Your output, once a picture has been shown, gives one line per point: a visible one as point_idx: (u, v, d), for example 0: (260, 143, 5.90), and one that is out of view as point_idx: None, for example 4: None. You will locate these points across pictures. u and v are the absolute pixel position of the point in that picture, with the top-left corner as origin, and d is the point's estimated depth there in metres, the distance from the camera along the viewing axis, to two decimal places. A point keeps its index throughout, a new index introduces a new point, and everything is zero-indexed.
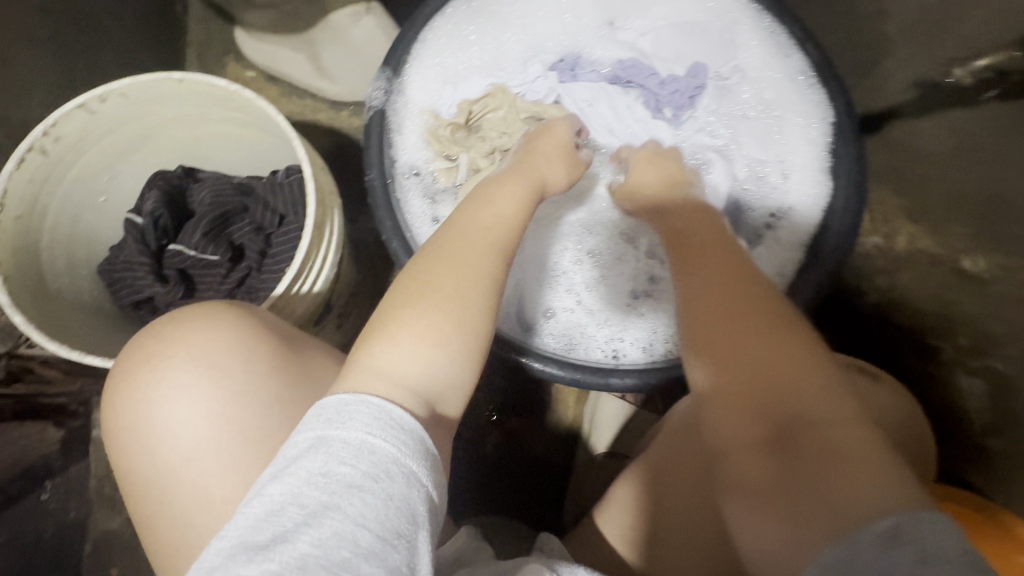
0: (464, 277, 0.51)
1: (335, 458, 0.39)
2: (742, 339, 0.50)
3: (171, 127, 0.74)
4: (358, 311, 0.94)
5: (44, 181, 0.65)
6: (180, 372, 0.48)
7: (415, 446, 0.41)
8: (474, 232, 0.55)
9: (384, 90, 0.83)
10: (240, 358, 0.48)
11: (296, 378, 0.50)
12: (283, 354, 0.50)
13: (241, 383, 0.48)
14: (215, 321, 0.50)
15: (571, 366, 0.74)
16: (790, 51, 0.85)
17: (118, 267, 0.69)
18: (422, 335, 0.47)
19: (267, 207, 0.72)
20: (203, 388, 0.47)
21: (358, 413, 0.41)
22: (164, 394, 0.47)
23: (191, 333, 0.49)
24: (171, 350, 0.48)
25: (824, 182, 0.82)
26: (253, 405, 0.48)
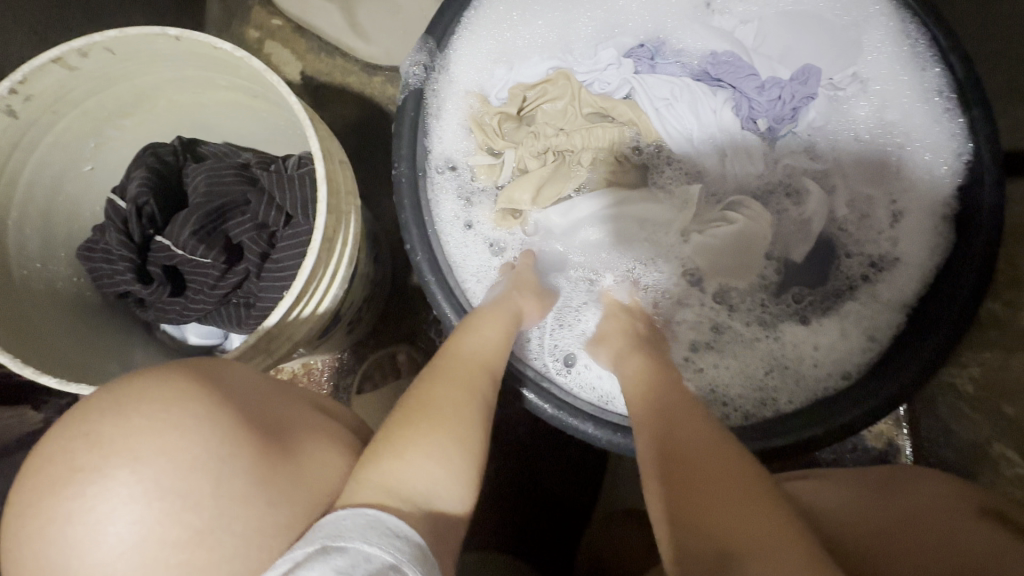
0: (464, 401, 0.52)
1: (333, 566, 0.34)
2: (675, 461, 0.45)
3: (169, 88, 0.62)
4: (371, 312, 0.84)
5: (12, 147, 0.55)
6: (121, 504, 0.36)
7: (415, 553, 0.38)
8: (466, 359, 0.56)
9: (425, 65, 0.69)
10: (207, 479, 0.38)
11: (277, 490, 0.41)
12: (261, 466, 0.41)
13: (209, 515, 0.38)
14: (173, 430, 0.39)
15: (609, 426, 0.61)
16: (928, 62, 0.65)
17: (96, 255, 0.59)
18: (430, 453, 0.47)
19: (272, 202, 0.59)
20: (156, 525, 0.37)
21: (352, 521, 0.38)
22: (98, 537, 0.36)
23: (140, 449, 0.37)
24: (113, 473, 0.37)
25: (947, 234, 0.65)
26: (222, 543, 0.38)
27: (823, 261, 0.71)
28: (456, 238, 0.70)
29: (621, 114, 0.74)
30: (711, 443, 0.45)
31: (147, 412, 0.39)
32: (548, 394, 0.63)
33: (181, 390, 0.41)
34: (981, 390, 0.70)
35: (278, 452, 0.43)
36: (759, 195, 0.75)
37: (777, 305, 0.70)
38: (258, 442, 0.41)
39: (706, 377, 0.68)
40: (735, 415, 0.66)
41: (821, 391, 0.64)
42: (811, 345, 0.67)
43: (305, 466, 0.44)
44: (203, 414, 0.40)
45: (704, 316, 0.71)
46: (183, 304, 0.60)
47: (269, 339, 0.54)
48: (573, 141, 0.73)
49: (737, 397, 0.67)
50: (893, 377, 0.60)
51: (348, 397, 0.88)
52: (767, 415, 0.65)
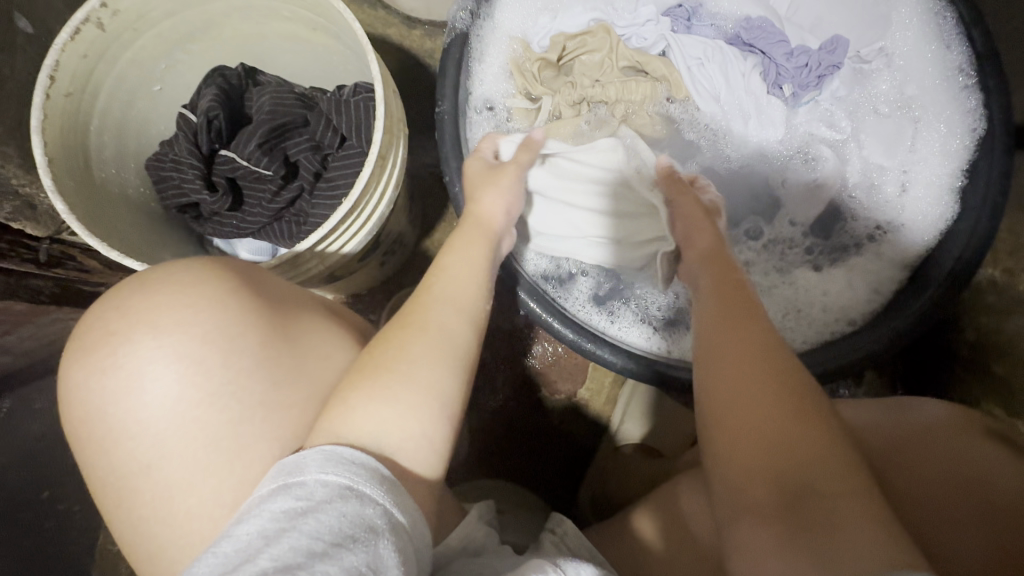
0: (429, 349, 0.49)
1: (290, 496, 0.39)
2: (727, 376, 0.48)
3: (236, 18, 0.67)
4: (401, 250, 0.89)
5: (98, 59, 0.60)
6: (147, 363, 0.43)
7: (371, 475, 0.41)
8: (442, 303, 0.53)
9: (470, 11, 0.74)
10: (217, 351, 0.44)
11: (281, 369, 0.46)
12: (267, 346, 0.46)
13: (219, 382, 0.44)
14: (189, 306, 0.44)
15: (625, 353, 0.68)
16: (952, 42, 0.68)
17: (167, 164, 0.65)
18: (380, 398, 0.45)
19: (329, 125, 0.65)
20: (174, 383, 0.43)
21: (311, 456, 0.41)
22: (126, 388, 0.43)
23: (161, 319, 0.44)
24: (137, 337, 0.43)
25: (951, 203, 0.69)
26: (229, 408, 0.44)
27: (829, 227, 0.77)
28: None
29: (655, 70, 0.78)
30: (767, 360, 0.48)
31: (165, 290, 0.45)
32: (570, 322, 0.68)
33: (196, 273, 0.46)
34: (976, 351, 0.75)
35: (286, 338, 0.47)
36: (778, 160, 0.79)
37: (794, 252, 0.76)
38: (264, 327, 0.46)
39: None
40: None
41: (829, 333, 0.70)
42: (820, 291, 0.73)
43: (309, 357, 0.48)
44: (217, 295, 0.45)
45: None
46: (240, 217, 0.65)
47: (322, 251, 0.60)
48: (608, 93, 0.77)
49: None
50: (888, 325, 0.65)
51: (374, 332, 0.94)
52: None
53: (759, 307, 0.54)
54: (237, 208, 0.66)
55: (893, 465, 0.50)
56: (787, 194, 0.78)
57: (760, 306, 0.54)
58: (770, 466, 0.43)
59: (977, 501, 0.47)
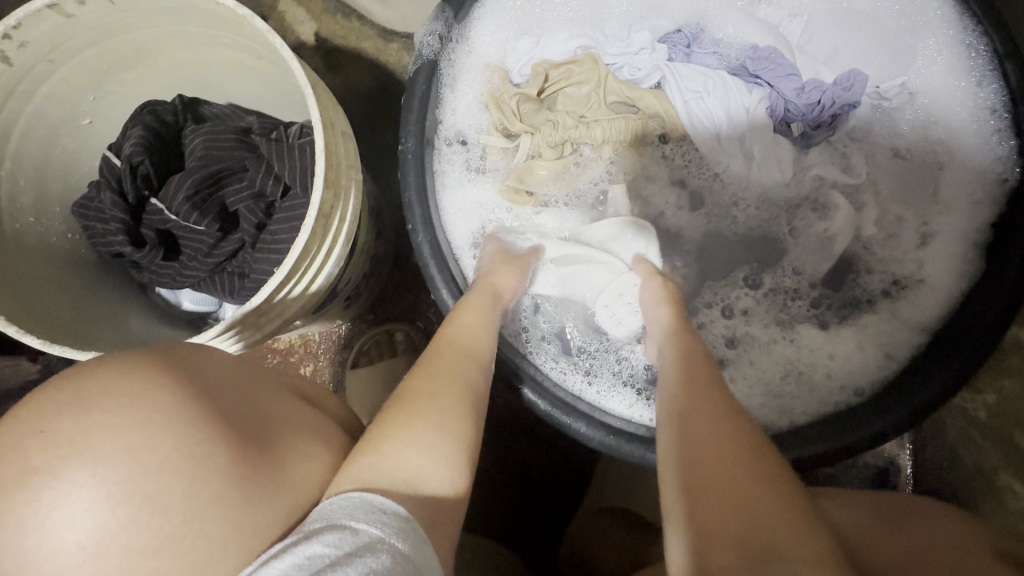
0: (457, 396, 0.51)
1: (320, 542, 0.37)
2: (686, 438, 0.46)
3: (172, 44, 0.60)
4: (372, 287, 0.82)
5: (7, 96, 0.53)
6: (84, 510, 0.36)
7: (400, 525, 0.39)
8: (457, 354, 0.54)
9: (440, 35, 0.66)
10: (179, 484, 0.38)
11: (252, 493, 0.41)
12: (237, 465, 0.41)
13: (181, 519, 0.38)
14: (140, 433, 0.38)
15: (605, 425, 0.60)
16: (985, 78, 0.60)
17: (89, 211, 0.58)
18: (413, 444, 0.46)
19: (270, 171, 0.57)
20: (122, 530, 0.37)
21: (343, 502, 0.40)
22: (55, 544, 0.36)
23: (103, 450, 0.37)
24: (71, 477, 0.36)
25: (979, 262, 0.60)
26: (195, 547, 0.39)
27: (839, 275, 0.68)
28: (462, 213, 0.69)
29: (648, 105, 0.70)
30: (724, 422, 0.46)
31: (111, 411, 0.38)
32: (544, 390, 0.62)
33: (149, 385, 0.40)
34: (993, 417, 0.67)
35: (256, 449, 0.43)
36: (785, 204, 0.71)
37: (798, 303, 0.68)
38: (233, 445, 0.41)
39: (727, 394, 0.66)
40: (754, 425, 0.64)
41: (833, 404, 0.62)
42: (826, 353, 0.65)
43: (288, 465, 0.44)
44: (176, 412, 0.39)
45: (726, 319, 0.69)
46: (175, 271, 0.58)
47: (270, 306, 0.53)
48: (593, 134, 0.70)
49: (758, 407, 0.65)
50: (906, 401, 0.57)
51: (344, 372, 0.88)
52: (772, 420, 0.63)
53: (721, 379, 0.52)
54: (172, 260, 0.59)
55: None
56: (793, 243, 0.70)
57: (721, 378, 0.52)
58: (732, 534, 0.38)
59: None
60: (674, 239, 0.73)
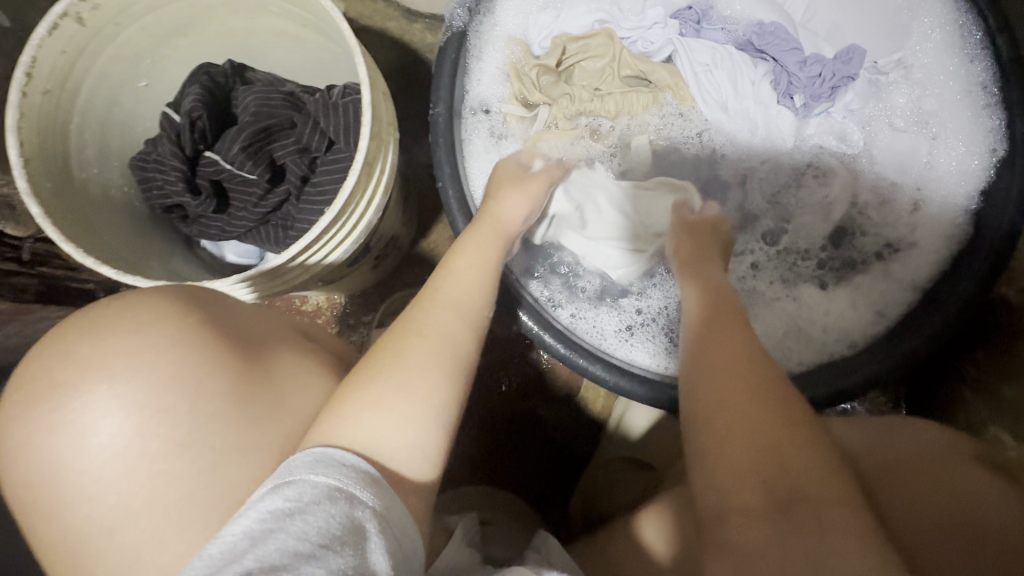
0: (428, 355, 0.51)
1: (280, 496, 0.40)
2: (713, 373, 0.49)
3: (224, 13, 0.65)
4: (395, 252, 0.87)
5: (78, 55, 0.58)
6: (105, 412, 0.41)
7: (361, 477, 0.42)
8: (441, 307, 0.54)
9: (469, 8, 0.72)
10: (180, 394, 0.43)
11: (252, 411, 0.45)
12: (235, 385, 0.45)
13: (185, 430, 0.42)
14: (149, 347, 0.43)
15: (618, 370, 0.65)
16: (974, 55, 0.65)
17: (149, 163, 0.63)
18: (373, 410, 0.46)
19: (317, 127, 0.62)
20: (132, 437, 0.41)
21: (304, 457, 0.43)
22: (80, 444, 0.41)
23: (115, 366, 0.42)
24: (91, 388, 0.42)
25: (964, 226, 0.66)
26: (199, 457, 0.42)
27: (837, 238, 0.73)
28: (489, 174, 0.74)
29: (659, 78, 0.75)
30: (752, 361, 0.49)
31: (121, 334, 0.43)
32: (562, 335, 0.66)
33: (154, 311, 0.45)
34: (984, 373, 0.72)
35: (257, 373, 0.46)
36: (787, 173, 0.75)
37: (798, 269, 0.73)
38: (231, 362, 0.45)
39: None
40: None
41: (827, 356, 0.67)
42: (823, 310, 0.70)
43: (287, 394, 0.48)
44: (174, 332, 0.44)
45: (739, 276, 0.73)
46: (226, 220, 0.63)
47: (281, 270, 0.58)
48: (607, 107, 0.74)
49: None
50: (895, 348, 0.63)
51: (367, 333, 0.93)
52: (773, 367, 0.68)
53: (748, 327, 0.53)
54: (223, 210, 0.64)
55: (890, 484, 0.45)
56: (795, 208, 0.75)
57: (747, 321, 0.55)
58: (755, 475, 0.42)
59: (974, 533, 0.42)
60: None
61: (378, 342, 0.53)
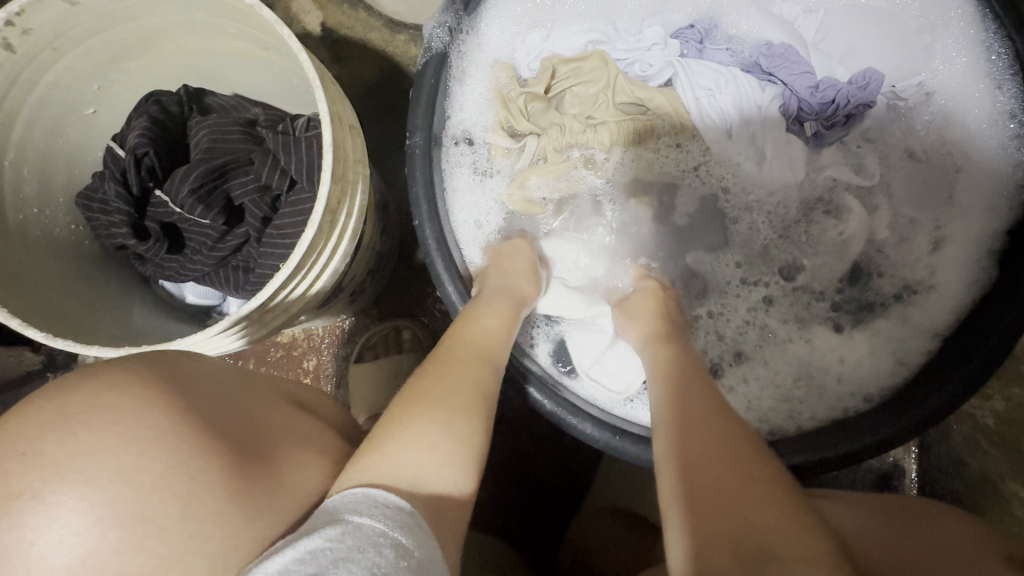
0: (465, 395, 0.50)
1: (324, 537, 0.37)
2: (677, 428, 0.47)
3: (179, 33, 0.59)
4: (376, 283, 0.81)
5: (11, 84, 0.52)
6: (78, 528, 0.36)
7: (404, 520, 0.40)
8: (469, 347, 0.54)
9: (450, 27, 0.65)
10: (172, 499, 0.38)
11: (248, 509, 0.40)
12: (231, 481, 0.40)
13: (175, 539, 0.37)
14: (129, 446, 0.38)
15: (612, 430, 0.59)
16: (1005, 81, 0.59)
17: (92, 203, 0.57)
18: (419, 444, 0.45)
19: (276, 164, 0.56)
20: (112, 554, 0.36)
21: (350, 497, 0.40)
22: (50, 566, 0.36)
23: (90, 471, 0.37)
24: (58, 500, 0.36)
25: (991, 271, 0.60)
26: (192, 570, 0.37)
27: (849, 278, 0.67)
28: (473, 206, 0.68)
29: (658, 106, 0.69)
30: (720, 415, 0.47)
31: (97, 431, 0.38)
32: (550, 390, 0.61)
33: (135, 400, 0.39)
34: (1003, 426, 0.66)
35: (250, 463, 0.41)
36: (797, 206, 0.69)
37: (807, 311, 0.67)
38: (226, 452, 0.40)
39: (734, 395, 0.65)
40: (759, 428, 0.63)
41: (839, 411, 0.62)
42: (833, 359, 0.64)
43: (287, 473, 0.44)
44: (163, 424, 0.39)
45: (749, 308, 0.68)
46: (180, 264, 0.58)
47: (267, 309, 0.53)
48: (601, 138, 0.69)
49: (763, 409, 0.64)
50: (916, 407, 0.57)
51: (346, 367, 0.87)
52: (781, 420, 0.63)
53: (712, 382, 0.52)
54: (177, 252, 0.59)
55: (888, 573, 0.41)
56: (806, 245, 0.69)
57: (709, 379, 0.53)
58: (721, 537, 0.38)
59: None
60: (685, 240, 0.72)
61: (408, 383, 0.52)
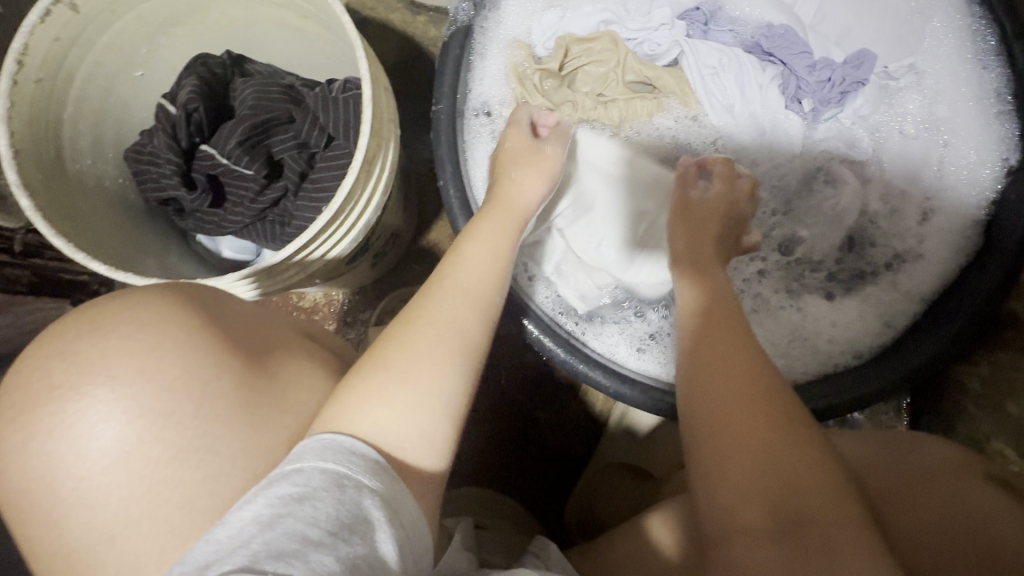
0: (432, 345, 0.49)
1: (288, 483, 0.39)
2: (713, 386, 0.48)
3: (224, 2, 0.63)
4: (396, 250, 0.86)
5: (72, 42, 0.57)
6: (105, 418, 0.40)
7: (369, 465, 0.42)
8: (450, 292, 0.53)
9: (474, 3, 0.71)
10: (184, 400, 0.42)
11: (256, 420, 0.44)
12: (239, 389, 0.44)
13: (190, 434, 0.41)
14: (151, 349, 0.42)
15: (621, 378, 0.64)
16: (987, 62, 0.65)
17: (145, 155, 0.62)
18: (380, 396, 0.45)
19: (316, 122, 0.61)
20: (136, 442, 0.40)
21: (312, 446, 0.42)
22: (81, 452, 0.40)
23: (117, 369, 0.41)
24: (92, 392, 0.41)
25: (975, 237, 0.65)
26: (203, 463, 0.41)
27: (843, 246, 0.72)
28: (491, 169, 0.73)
29: (665, 84, 0.74)
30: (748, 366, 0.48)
31: (123, 336, 0.42)
32: (563, 340, 0.66)
33: (157, 314, 0.44)
34: (987, 386, 0.71)
35: (260, 377, 0.45)
36: (794, 179, 0.74)
37: (812, 275, 0.72)
38: (234, 364, 0.44)
39: None
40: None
41: (832, 366, 0.66)
42: (826, 320, 0.69)
43: (290, 394, 0.47)
44: (177, 335, 0.43)
45: (745, 276, 0.73)
46: (222, 215, 0.62)
47: (288, 262, 0.56)
48: (610, 115, 0.73)
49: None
50: (904, 362, 0.62)
51: (366, 331, 0.91)
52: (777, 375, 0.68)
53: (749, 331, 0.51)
54: (219, 205, 0.63)
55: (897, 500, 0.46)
56: (803, 215, 0.73)
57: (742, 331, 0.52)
58: (754, 490, 0.42)
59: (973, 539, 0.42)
60: None
61: (381, 335, 0.51)
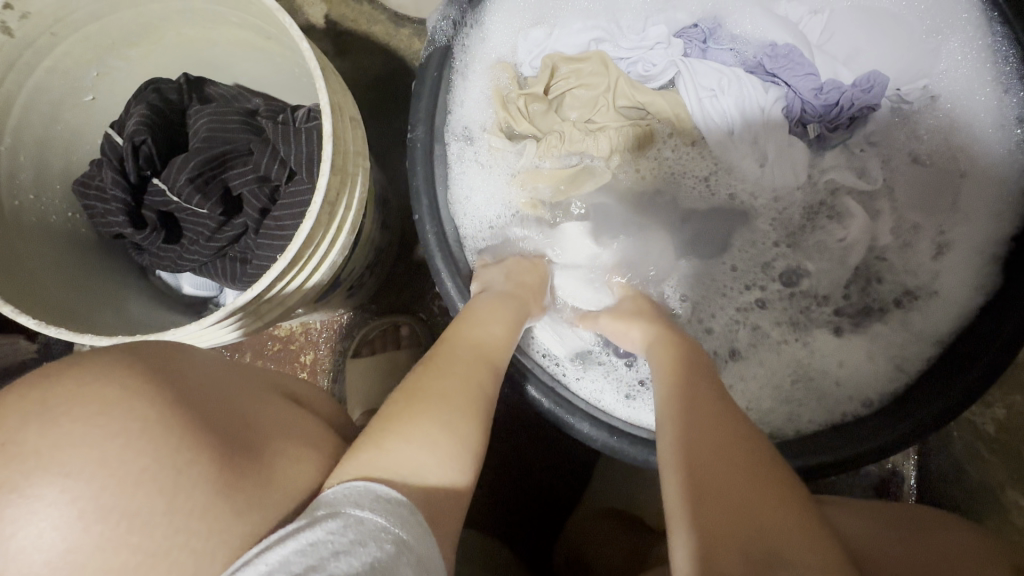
0: (461, 394, 0.49)
1: (326, 528, 0.37)
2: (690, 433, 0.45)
3: (181, 22, 0.59)
4: (374, 279, 0.81)
5: (9, 69, 0.53)
6: (56, 524, 0.34)
7: (405, 517, 0.40)
8: (471, 346, 0.54)
9: (454, 20, 0.65)
10: (157, 494, 0.36)
11: (237, 508, 0.38)
12: (218, 475, 0.38)
13: (163, 533, 0.36)
14: (116, 437, 0.35)
15: (608, 428, 0.59)
16: (1010, 84, 0.59)
17: (91, 190, 0.57)
18: (416, 442, 0.45)
19: (276, 154, 0.56)
20: (95, 549, 0.34)
21: (350, 490, 0.40)
22: (27, 564, 0.34)
23: (73, 464, 0.34)
24: (39, 493, 0.34)
25: (990, 278, 0.59)
26: (177, 564, 0.36)
27: (852, 281, 0.66)
28: (478, 198, 0.67)
29: (659, 110, 0.69)
30: (725, 413, 0.46)
31: (81, 420, 0.35)
32: (546, 387, 0.61)
33: (121, 390, 0.37)
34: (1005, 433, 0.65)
35: (237, 458, 0.39)
36: (799, 208, 0.69)
37: (817, 311, 0.66)
38: (216, 446, 0.38)
39: (734, 395, 0.65)
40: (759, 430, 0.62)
41: (839, 415, 0.61)
42: (833, 362, 0.64)
43: (278, 470, 0.41)
44: (149, 415, 0.37)
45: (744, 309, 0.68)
46: (178, 252, 0.58)
47: (268, 300, 0.52)
48: (599, 145, 0.69)
49: (764, 410, 0.64)
50: (915, 412, 0.57)
51: (344, 362, 0.87)
52: (780, 423, 0.63)
53: (721, 389, 0.50)
54: (173, 243, 0.58)
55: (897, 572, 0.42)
56: (808, 247, 0.68)
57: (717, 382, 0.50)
58: (733, 539, 0.38)
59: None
60: (687, 240, 0.71)
61: (402, 384, 0.50)
